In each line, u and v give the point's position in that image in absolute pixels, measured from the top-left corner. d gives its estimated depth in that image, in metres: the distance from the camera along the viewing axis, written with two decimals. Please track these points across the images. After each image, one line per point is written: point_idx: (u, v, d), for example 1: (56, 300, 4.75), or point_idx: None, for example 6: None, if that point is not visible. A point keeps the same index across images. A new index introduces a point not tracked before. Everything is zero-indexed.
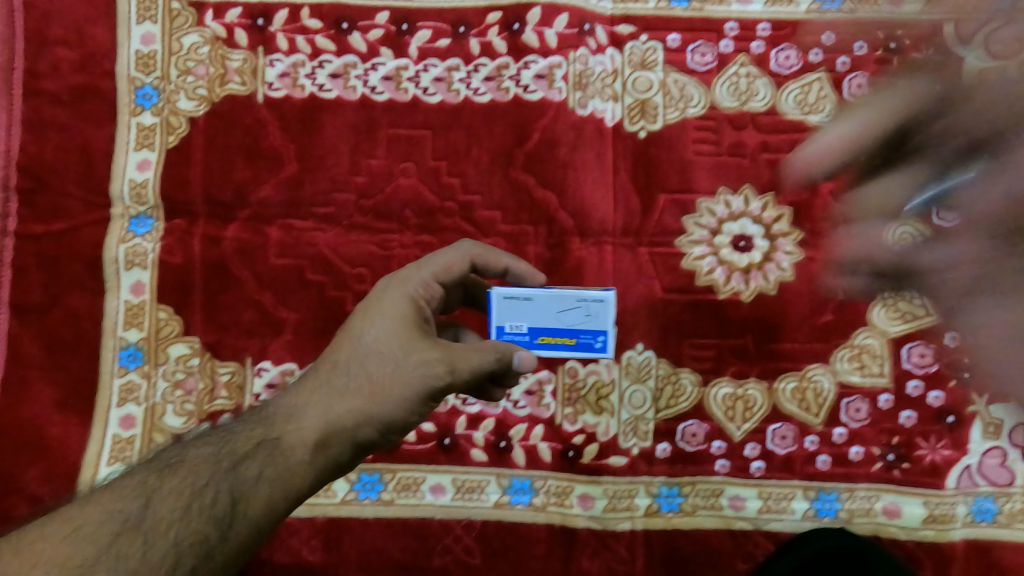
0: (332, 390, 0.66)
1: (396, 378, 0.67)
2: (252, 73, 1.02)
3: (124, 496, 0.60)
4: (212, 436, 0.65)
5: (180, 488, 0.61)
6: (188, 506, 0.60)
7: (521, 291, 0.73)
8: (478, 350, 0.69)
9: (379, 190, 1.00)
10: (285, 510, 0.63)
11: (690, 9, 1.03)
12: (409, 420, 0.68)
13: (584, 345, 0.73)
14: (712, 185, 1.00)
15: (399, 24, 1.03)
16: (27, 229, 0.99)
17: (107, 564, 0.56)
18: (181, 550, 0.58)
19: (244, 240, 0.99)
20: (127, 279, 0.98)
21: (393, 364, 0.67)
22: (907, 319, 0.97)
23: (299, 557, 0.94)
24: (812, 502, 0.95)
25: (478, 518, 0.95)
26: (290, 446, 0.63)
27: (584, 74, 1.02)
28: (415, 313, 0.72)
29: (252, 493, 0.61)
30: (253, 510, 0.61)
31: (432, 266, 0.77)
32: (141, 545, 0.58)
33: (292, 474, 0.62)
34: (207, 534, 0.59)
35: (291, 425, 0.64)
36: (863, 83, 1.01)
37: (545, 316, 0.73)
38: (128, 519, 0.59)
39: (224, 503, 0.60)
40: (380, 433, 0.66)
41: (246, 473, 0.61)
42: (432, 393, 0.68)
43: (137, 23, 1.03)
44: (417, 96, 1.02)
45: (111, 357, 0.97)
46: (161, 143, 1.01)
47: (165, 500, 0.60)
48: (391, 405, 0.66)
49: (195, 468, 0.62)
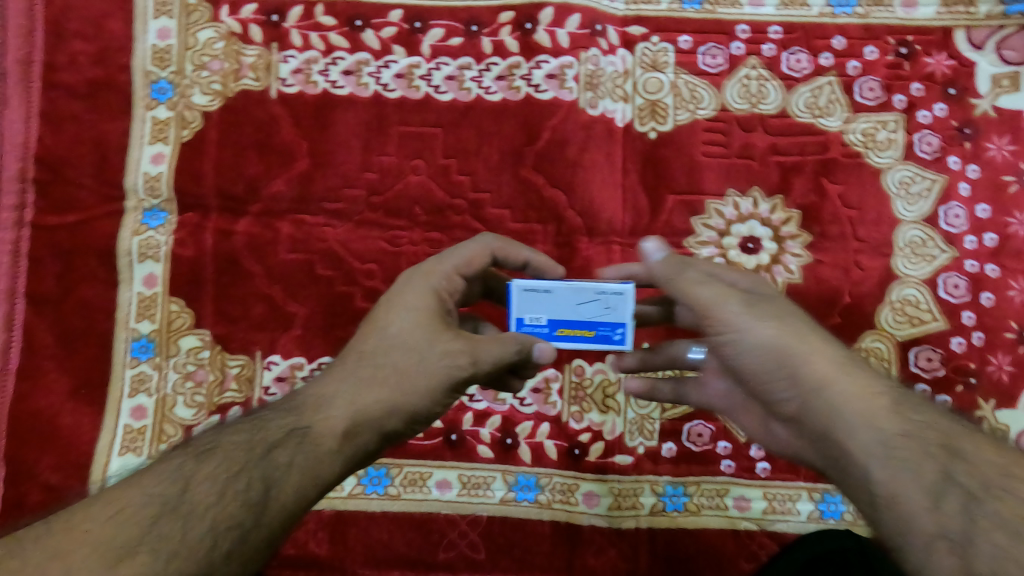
0: (359, 381, 0.68)
1: (421, 369, 0.68)
2: (265, 68, 1.03)
3: (161, 481, 0.58)
4: (243, 425, 0.64)
5: (216, 472, 0.60)
6: (225, 489, 0.58)
7: (541, 283, 0.75)
8: (501, 342, 0.71)
9: (389, 187, 1.01)
10: (314, 498, 0.63)
11: (702, 11, 1.03)
12: (432, 410, 0.69)
13: (603, 337, 0.75)
14: (721, 187, 1.01)
15: (412, 22, 1.04)
16: (42, 221, 1.00)
17: (147, 546, 0.54)
18: (218, 533, 0.56)
19: (255, 234, 1.00)
20: (140, 271, 0.99)
21: (419, 355, 0.69)
22: (914, 323, 0.97)
23: (306, 549, 0.95)
24: (816, 503, 0.96)
25: (484, 514, 0.96)
26: (321, 434, 0.64)
27: (595, 75, 1.02)
28: (438, 306, 0.73)
29: (285, 476, 0.61)
30: (287, 494, 0.60)
31: (455, 257, 0.77)
32: (181, 527, 0.56)
33: (323, 459, 0.63)
34: (243, 518, 0.58)
35: (321, 414, 0.65)
36: (874, 87, 1.02)
37: (565, 309, 0.75)
38: (166, 502, 0.57)
39: (259, 487, 0.59)
40: (407, 422, 0.68)
41: (280, 457, 0.61)
42: (455, 383, 0.69)
43: (153, 18, 1.04)
44: (429, 94, 1.03)
45: (123, 348, 0.98)
46: (175, 137, 1.02)
47: (202, 484, 0.59)
48: (415, 394, 0.68)
49: (230, 454, 0.61)
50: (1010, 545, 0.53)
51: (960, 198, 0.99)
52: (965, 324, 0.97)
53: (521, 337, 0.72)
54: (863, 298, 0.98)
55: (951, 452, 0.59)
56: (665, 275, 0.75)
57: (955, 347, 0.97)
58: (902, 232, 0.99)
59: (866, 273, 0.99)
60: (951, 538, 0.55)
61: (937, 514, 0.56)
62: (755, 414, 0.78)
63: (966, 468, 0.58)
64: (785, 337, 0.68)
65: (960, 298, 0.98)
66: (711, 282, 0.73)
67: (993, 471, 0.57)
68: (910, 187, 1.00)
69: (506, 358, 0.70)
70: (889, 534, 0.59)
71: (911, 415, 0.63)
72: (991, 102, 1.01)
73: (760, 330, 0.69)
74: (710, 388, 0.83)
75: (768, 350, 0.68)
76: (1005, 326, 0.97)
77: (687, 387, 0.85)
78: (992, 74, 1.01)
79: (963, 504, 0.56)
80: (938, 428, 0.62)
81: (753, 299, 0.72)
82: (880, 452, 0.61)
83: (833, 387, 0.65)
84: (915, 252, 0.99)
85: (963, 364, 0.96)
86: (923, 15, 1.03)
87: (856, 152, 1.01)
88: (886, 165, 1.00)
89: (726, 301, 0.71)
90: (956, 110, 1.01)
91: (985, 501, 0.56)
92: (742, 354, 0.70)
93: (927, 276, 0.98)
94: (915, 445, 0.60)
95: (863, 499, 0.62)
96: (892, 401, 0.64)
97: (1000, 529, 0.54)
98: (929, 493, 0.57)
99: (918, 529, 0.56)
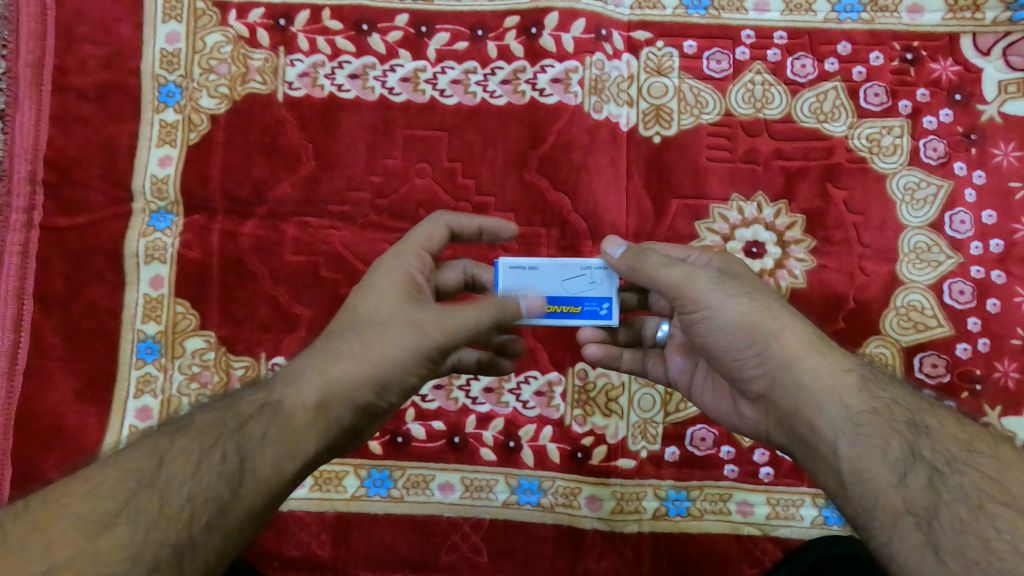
0: (331, 357, 0.67)
1: (393, 339, 0.68)
2: (272, 72, 1.04)
3: (137, 457, 0.60)
4: (217, 404, 0.65)
5: (191, 447, 0.60)
6: (200, 464, 0.59)
7: (527, 261, 0.77)
8: (477, 307, 0.70)
9: (394, 190, 1.01)
10: (293, 473, 0.62)
11: (707, 16, 1.04)
12: (410, 380, 0.69)
13: (589, 313, 0.77)
14: (725, 191, 1.01)
15: (418, 26, 1.05)
16: (51, 222, 1.01)
17: (124, 518, 0.55)
18: (195, 506, 0.57)
19: (261, 236, 1.01)
20: (146, 272, 1.00)
21: (388, 327, 0.69)
22: (919, 329, 0.97)
23: (309, 551, 0.95)
24: (820, 509, 0.95)
25: (486, 517, 0.96)
26: (294, 408, 0.64)
27: (600, 79, 1.03)
28: (409, 281, 0.73)
29: (260, 449, 0.61)
30: (263, 467, 0.61)
31: (422, 240, 0.77)
32: (158, 500, 0.57)
33: (299, 431, 0.63)
34: (220, 491, 0.58)
35: (294, 390, 0.65)
36: (879, 92, 1.02)
37: (551, 285, 0.76)
38: (142, 477, 0.58)
39: (233, 461, 0.60)
40: (381, 394, 0.67)
41: (253, 432, 0.62)
42: (430, 351, 0.68)
43: (162, 22, 1.05)
44: (434, 98, 1.03)
45: (129, 349, 0.99)
46: (182, 139, 1.02)
47: (177, 459, 0.60)
48: (390, 364, 0.67)
49: (203, 429, 0.62)
50: (971, 518, 0.56)
51: (965, 204, 0.99)
52: (970, 330, 0.97)
53: (499, 299, 0.71)
54: (868, 303, 0.98)
55: (917, 429, 0.62)
56: (627, 261, 0.74)
57: (960, 352, 0.96)
58: (907, 238, 0.99)
59: (871, 278, 0.98)
60: (917, 514, 0.57)
61: (903, 490, 0.58)
62: (718, 392, 0.79)
63: (930, 444, 0.61)
64: (756, 314, 0.69)
65: (966, 304, 0.97)
66: (676, 263, 0.73)
67: (957, 447, 0.61)
68: (915, 193, 1.00)
69: (482, 320, 0.70)
70: (857, 511, 0.61)
71: (877, 391, 0.64)
72: (998, 108, 1.01)
73: (731, 308, 0.69)
74: (672, 362, 0.84)
75: (739, 327, 0.69)
76: (1011, 332, 0.96)
77: (651, 359, 0.85)
78: (999, 80, 1.01)
79: (928, 479, 0.59)
80: (904, 404, 0.64)
81: (724, 277, 0.72)
82: (848, 430, 0.62)
83: (804, 367, 0.66)
84: (920, 257, 0.98)
85: (969, 370, 0.96)
86: (928, 21, 1.03)
87: (861, 157, 1.01)
88: (891, 171, 1.00)
89: (696, 279, 0.71)
90: (962, 116, 1.01)
91: (948, 477, 0.58)
92: (712, 330, 0.71)
93: (932, 282, 0.98)
94: (881, 422, 0.62)
95: (829, 478, 0.63)
96: (860, 379, 0.65)
97: (963, 503, 0.57)
98: (896, 469, 0.59)
99: (884, 505, 0.59)
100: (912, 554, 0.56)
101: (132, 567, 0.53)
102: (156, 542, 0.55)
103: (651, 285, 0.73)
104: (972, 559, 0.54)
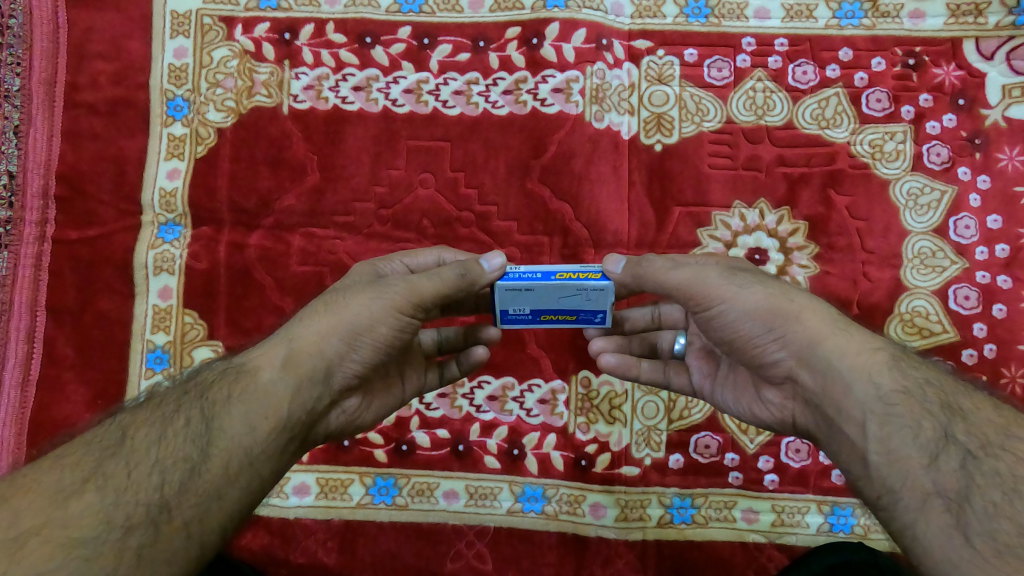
0: (290, 327, 0.70)
1: (352, 300, 0.71)
2: (278, 85, 1.05)
3: (103, 434, 0.63)
4: (182, 381, 0.68)
5: (152, 418, 0.64)
6: (164, 431, 0.62)
7: (521, 284, 0.73)
8: (436, 274, 0.73)
9: (398, 200, 1.02)
10: (273, 432, 0.65)
11: (707, 24, 1.04)
12: (377, 330, 0.70)
13: (584, 319, 0.79)
14: (727, 199, 1.01)
15: (421, 39, 1.06)
16: (63, 236, 1.03)
17: (94, 484, 0.58)
18: (164, 468, 0.60)
19: (268, 247, 1.02)
20: (155, 284, 1.02)
21: (342, 297, 0.72)
22: (924, 335, 0.96)
23: (316, 558, 0.96)
24: (826, 516, 0.95)
25: (491, 525, 0.97)
26: (257, 372, 0.66)
27: (601, 88, 1.03)
28: (368, 271, 0.81)
29: (226, 409, 0.64)
30: (232, 427, 0.63)
31: (399, 254, 0.84)
32: (124, 465, 0.60)
33: (267, 391, 0.65)
34: (190, 453, 0.61)
35: (258, 357, 0.68)
36: (881, 98, 1.02)
37: (547, 302, 0.75)
38: (107, 448, 0.61)
39: (198, 422, 0.63)
40: (343, 350, 0.70)
41: (216, 395, 0.65)
42: (391, 305, 0.71)
43: (170, 38, 1.07)
44: (437, 109, 1.04)
45: (139, 359, 1.00)
46: (190, 153, 1.04)
47: (140, 430, 0.63)
48: (351, 318, 0.70)
49: (164, 402, 0.65)
50: (1005, 502, 0.55)
51: (970, 209, 0.99)
52: (976, 336, 0.96)
53: (461, 262, 0.74)
54: (872, 309, 0.97)
55: (951, 412, 0.61)
56: (631, 272, 0.73)
57: (967, 358, 0.95)
58: (911, 243, 0.99)
59: (875, 285, 0.98)
60: (946, 497, 0.57)
61: (934, 473, 0.58)
62: (738, 386, 0.79)
63: (965, 427, 0.60)
64: (772, 300, 0.69)
65: (971, 309, 0.97)
66: (684, 264, 0.73)
67: (993, 430, 0.59)
68: (919, 198, 0.99)
69: (447, 287, 0.72)
70: (880, 493, 0.61)
71: (909, 371, 0.64)
72: (1002, 112, 1.00)
73: (746, 298, 0.70)
74: (694, 369, 0.83)
75: (757, 314, 0.69)
76: (1017, 338, 0.96)
77: (672, 370, 0.85)
78: (1002, 84, 1.01)
79: (961, 462, 0.58)
80: (937, 385, 0.63)
81: (733, 270, 0.73)
82: (877, 410, 0.62)
83: (828, 346, 0.66)
84: (924, 262, 0.98)
85: (976, 376, 0.95)
86: (930, 26, 1.03)
87: (864, 163, 1.01)
88: (894, 176, 1.00)
89: (706, 276, 0.71)
90: (966, 120, 1.01)
91: (983, 460, 0.58)
92: (730, 323, 0.71)
93: (937, 287, 0.97)
94: (913, 404, 0.61)
95: (853, 460, 0.64)
96: (891, 358, 0.64)
97: (996, 487, 0.56)
98: (928, 451, 0.59)
99: (912, 487, 0.58)
100: (937, 536, 0.56)
101: (106, 528, 0.56)
102: (129, 505, 0.57)
103: (660, 289, 0.73)
104: (1004, 544, 0.53)
